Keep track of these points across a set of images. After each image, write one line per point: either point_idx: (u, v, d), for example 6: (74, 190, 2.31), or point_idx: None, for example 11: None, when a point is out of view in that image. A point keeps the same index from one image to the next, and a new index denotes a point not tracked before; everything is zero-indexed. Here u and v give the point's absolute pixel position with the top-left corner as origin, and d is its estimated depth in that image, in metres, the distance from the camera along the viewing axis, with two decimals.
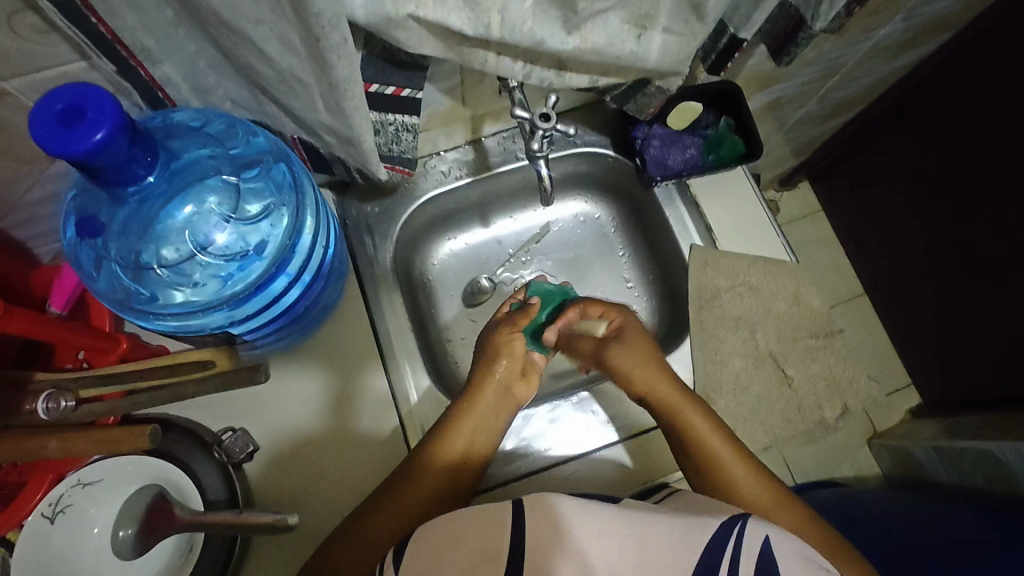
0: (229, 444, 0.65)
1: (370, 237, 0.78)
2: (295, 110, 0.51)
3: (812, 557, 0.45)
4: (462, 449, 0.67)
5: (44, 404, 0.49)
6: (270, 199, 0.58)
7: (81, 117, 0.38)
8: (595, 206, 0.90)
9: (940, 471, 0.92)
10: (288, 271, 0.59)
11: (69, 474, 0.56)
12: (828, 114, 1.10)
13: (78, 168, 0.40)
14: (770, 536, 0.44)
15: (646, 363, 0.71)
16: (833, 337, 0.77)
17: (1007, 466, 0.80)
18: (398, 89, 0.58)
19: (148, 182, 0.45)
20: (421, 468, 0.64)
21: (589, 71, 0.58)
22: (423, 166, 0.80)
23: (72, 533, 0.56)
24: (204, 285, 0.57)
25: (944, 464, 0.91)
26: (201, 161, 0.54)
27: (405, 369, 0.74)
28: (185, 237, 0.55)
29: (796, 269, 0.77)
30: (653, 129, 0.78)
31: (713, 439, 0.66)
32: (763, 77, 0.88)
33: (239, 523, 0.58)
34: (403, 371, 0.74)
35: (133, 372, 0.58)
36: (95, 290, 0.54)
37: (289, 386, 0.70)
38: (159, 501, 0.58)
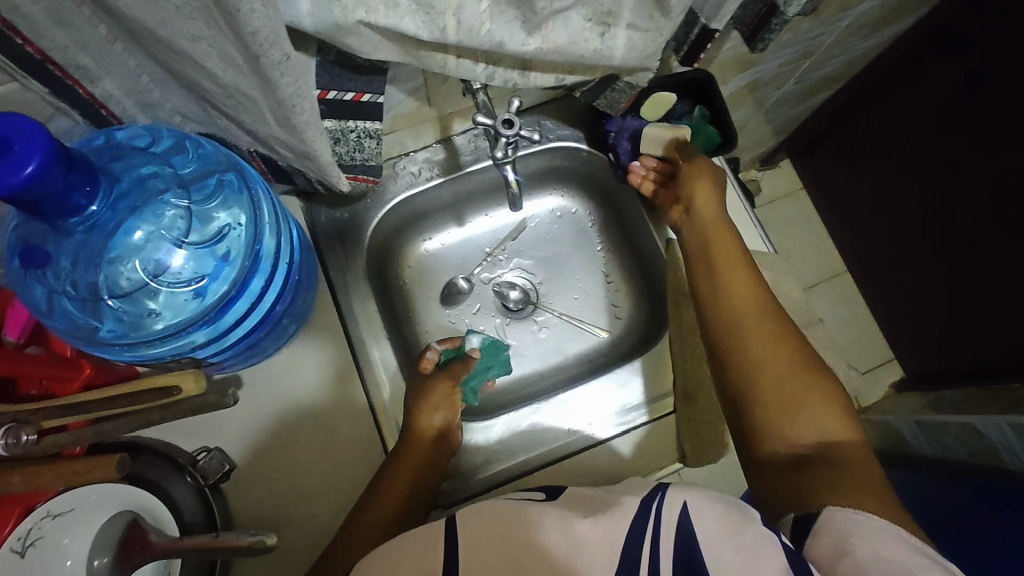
0: (204, 465, 0.65)
1: (341, 243, 0.77)
2: (247, 124, 0.49)
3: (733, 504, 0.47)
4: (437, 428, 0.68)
5: (4, 440, 0.47)
6: (228, 214, 0.55)
7: (9, 151, 0.35)
8: (572, 200, 0.89)
9: (923, 444, 0.93)
10: (264, 267, 0.57)
11: (37, 505, 0.52)
12: (805, 94, 1.09)
13: (13, 204, 0.38)
14: (688, 502, 0.47)
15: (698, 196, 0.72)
16: (813, 327, 0.77)
17: (988, 439, 0.79)
18: (357, 95, 0.55)
19: (92, 212, 0.43)
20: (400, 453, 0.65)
21: (555, 70, 0.56)
22: (392, 168, 0.78)
23: (45, 568, 0.52)
24: (171, 311, 0.54)
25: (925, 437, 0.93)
26: (147, 180, 0.52)
27: (382, 378, 0.74)
28: (137, 266, 0.53)
29: (775, 260, 0.77)
30: (627, 121, 0.76)
31: (750, 300, 0.63)
32: (739, 61, 0.86)
33: (217, 546, 0.57)
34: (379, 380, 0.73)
35: (97, 403, 0.55)
36: (57, 330, 0.51)
37: (264, 402, 0.69)
38: (134, 527, 0.57)
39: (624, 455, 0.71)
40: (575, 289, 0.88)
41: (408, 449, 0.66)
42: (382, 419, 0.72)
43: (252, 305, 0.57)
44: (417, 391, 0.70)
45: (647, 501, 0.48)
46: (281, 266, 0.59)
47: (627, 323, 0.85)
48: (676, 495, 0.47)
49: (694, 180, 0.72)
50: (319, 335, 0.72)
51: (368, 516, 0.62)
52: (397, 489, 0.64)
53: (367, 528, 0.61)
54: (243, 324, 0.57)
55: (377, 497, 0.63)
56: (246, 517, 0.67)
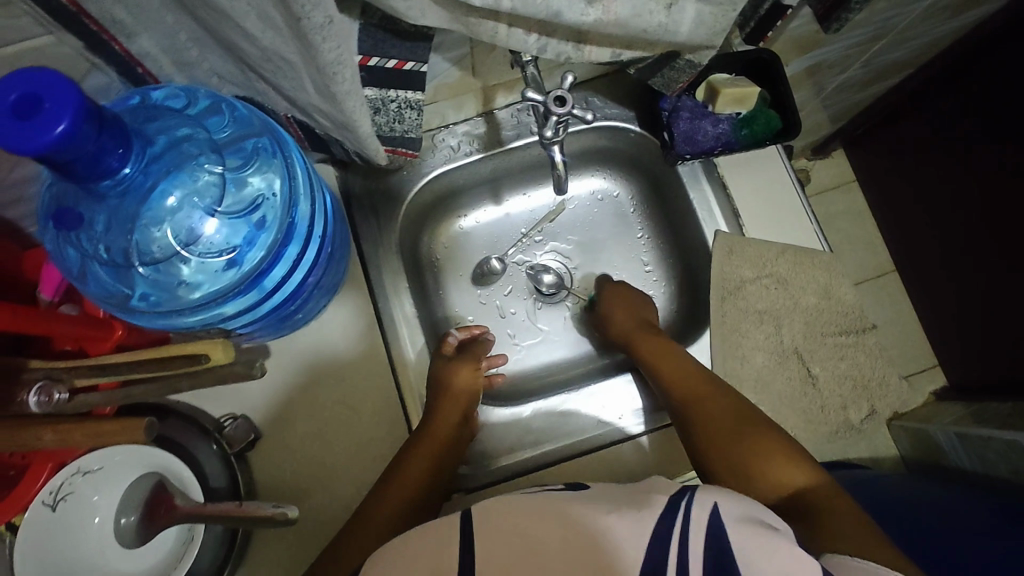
0: (230, 431, 0.65)
1: (374, 215, 0.74)
2: (284, 90, 0.47)
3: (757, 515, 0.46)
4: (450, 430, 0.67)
5: (35, 396, 0.48)
6: (264, 181, 0.53)
7: (37, 109, 0.34)
8: (614, 183, 0.85)
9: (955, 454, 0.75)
10: (298, 235, 0.55)
11: (69, 462, 0.55)
12: (870, 80, 1.01)
13: (45, 163, 0.37)
14: (718, 503, 0.46)
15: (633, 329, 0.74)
16: (864, 334, 0.72)
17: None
18: (400, 63, 0.51)
19: (125, 174, 0.41)
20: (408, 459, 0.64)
21: (612, 44, 0.52)
22: (431, 139, 0.75)
23: (73, 523, 0.56)
24: (204, 280, 0.53)
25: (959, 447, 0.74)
26: (179, 145, 0.49)
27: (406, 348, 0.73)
28: (167, 236, 0.51)
29: (829, 260, 0.72)
30: (682, 100, 0.72)
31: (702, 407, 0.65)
32: (805, 42, 0.79)
33: (237, 513, 0.57)
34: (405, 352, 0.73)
35: (126, 364, 0.55)
36: (87, 294, 0.51)
37: (293, 374, 0.69)
38: (160, 489, 0.58)
39: (649, 451, 0.69)
40: (612, 276, 0.84)
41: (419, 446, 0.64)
42: (406, 392, 0.71)
43: (286, 274, 0.56)
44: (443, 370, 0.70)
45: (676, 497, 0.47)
46: (314, 238, 0.58)
47: (663, 315, 0.82)
48: (708, 496, 0.46)
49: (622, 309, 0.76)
50: (348, 310, 0.70)
51: (391, 498, 0.62)
52: (411, 475, 0.63)
53: (383, 513, 0.61)
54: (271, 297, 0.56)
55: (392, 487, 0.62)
56: (267, 486, 0.66)
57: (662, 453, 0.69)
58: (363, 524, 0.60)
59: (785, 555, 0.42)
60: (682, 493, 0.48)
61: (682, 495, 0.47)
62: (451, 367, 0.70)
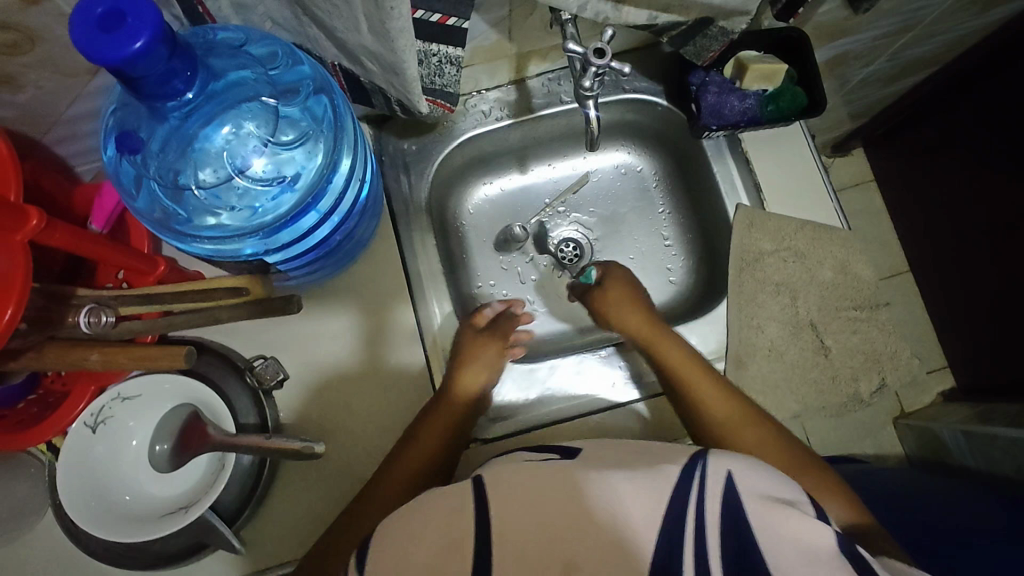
0: (260, 370, 0.66)
1: (406, 175, 0.77)
2: (336, 32, 0.49)
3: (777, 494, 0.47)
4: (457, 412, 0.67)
5: (87, 317, 0.50)
6: (306, 128, 0.56)
7: (121, 23, 0.36)
8: (638, 157, 0.87)
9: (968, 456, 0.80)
10: (321, 206, 0.58)
11: (109, 387, 0.58)
12: (895, 74, 1.02)
13: (118, 78, 0.39)
14: (731, 472, 0.48)
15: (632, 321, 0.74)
16: (877, 310, 0.74)
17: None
18: (443, 18, 0.52)
19: (187, 98, 0.44)
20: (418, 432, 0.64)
21: (649, 6, 0.54)
22: (463, 104, 0.78)
23: (113, 444, 0.59)
24: (241, 214, 0.56)
25: (972, 448, 0.80)
26: (244, 83, 0.52)
27: (431, 300, 0.75)
28: (223, 160, 0.54)
29: (846, 236, 0.74)
30: (711, 75, 0.73)
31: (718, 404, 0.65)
32: (833, 28, 0.81)
33: (266, 446, 0.59)
34: (429, 303, 0.75)
35: (171, 296, 0.58)
36: (135, 209, 0.53)
37: (320, 321, 0.70)
38: (194, 419, 0.61)
39: (653, 417, 0.71)
40: (631, 248, 0.86)
41: (425, 427, 0.65)
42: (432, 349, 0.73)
43: (309, 230, 0.59)
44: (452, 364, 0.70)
45: (689, 470, 0.48)
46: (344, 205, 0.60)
47: (681, 287, 0.84)
48: (722, 465, 0.48)
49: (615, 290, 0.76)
50: (377, 263, 0.73)
51: (392, 477, 0.62)
52: (412, 458, 0.63)
53: (382, 498, 0.60)
54: (299, 241, 0.60)
55: (391, 473, 0.62)
56: (292, 423, 0.68)
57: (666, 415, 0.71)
58: (364, 509, 0.60)
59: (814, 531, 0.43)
60: (696, 461, 0.49)
61: (696, 462, 0.49)
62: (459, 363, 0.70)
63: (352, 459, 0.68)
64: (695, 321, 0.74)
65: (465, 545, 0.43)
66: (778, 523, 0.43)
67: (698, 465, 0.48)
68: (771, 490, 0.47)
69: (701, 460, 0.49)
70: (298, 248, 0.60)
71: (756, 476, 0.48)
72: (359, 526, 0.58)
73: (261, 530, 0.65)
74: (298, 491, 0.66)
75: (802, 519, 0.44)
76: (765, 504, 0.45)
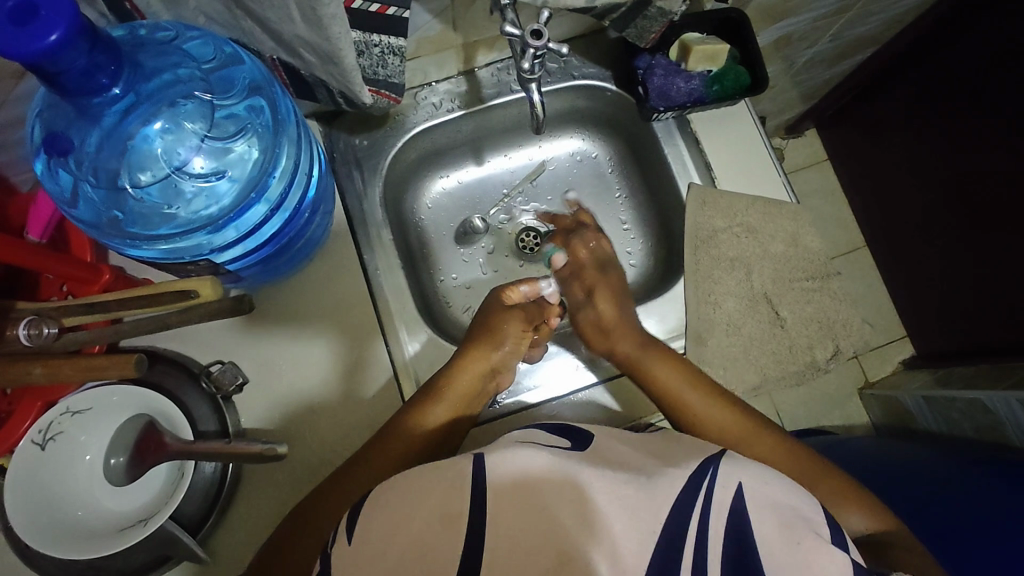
0: (217, 375, 0.64)
1: (359, 172, 0.76)
2: (270, 23, 0.49)
3: (783, 504, 0.48)
4: (444, 418, 0.64)
5: (25, 330, 0.49)
6: (246, 121, 0.55)
7: (34, 16, 0.35)
8: (592, 144, 0.88)
9: (929, 419, 0.88)
10: (267, 198, 0.56)
11: (57, 401, 0.57)
12: (839, 55, 1.05)
13: (36, 73, 0.38)
14: (742, 483, 0.49)
15: (613, 325, 0.70)
16: (829, 279, 0.76)
17: (997, 415, 0.76)
18: (383, 7, 0.51)
19: (114, 93, 0.43)
20: (398, 434, 0.62)
21: None
22: (413, 97, 0.77)
23: (65, 458, 0.57)
24: (184, 212, 0.55)
25: (933, 411, 0.87)
26: (178, 80, 0.52)
27: (401, 333, 0.72)
28: (161, 161, 0.53)
29: (796, 210, 0.76)
30: (656, 59, 0.74)
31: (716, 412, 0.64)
32: (772, 10, 0.83)
33: (226, 451, 0.57)
34: (396, 328, 0.72)
35: (116, 301, 0.56)
36: (75, 217, 0.52)
37: (278, 322, 0.69)
38: (150, 429, 0.59)
39: (615, 403, 0.71)
40: None
41: (403, 433, 0.62)
42: (401, 369, 0.70)
43: (258, 224, 0.57)
44: (450, 367, 0.67)
45: (697, 476, 0.50)
46: (294, 194, 0.59)
47: (641, 269, 0.85)
48: (732, 474, 0.50)
49: (602, 288, 0.73)
50: (333, 260, 0.71)
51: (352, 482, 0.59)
52: (382, 466, 0.60)
53: (351, 486, 0.59)
54: (244, 243, 0.58)
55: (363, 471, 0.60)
56: (256, 427, 0.66)
57: (628, 398, 0.71)
58: (322, 498, 0.58)
59: (806, 545, 0.45)
60: (704, 471, 0.50)
61: (706, 471, 0.50)
62: (460, 365, 0.66)
63: (317, 460, 0.66)
64: (654, 300, 0.74)
65: (446, 522, 0.46)
66: (783, 539, 0.46)
67: (710, 471, 0.50)
68: (788, 503, 0.48)
69: (711, 466, 0.51)
70: (248, 245, 0.58)
71: (769, 488, 0.49)
72: (319, 521, 0.57)
73: (229, 538, 0.63)
74: (262, 495, 0.64)
75: (818, 546, 0.45)
76: (779, 522, 0.47)
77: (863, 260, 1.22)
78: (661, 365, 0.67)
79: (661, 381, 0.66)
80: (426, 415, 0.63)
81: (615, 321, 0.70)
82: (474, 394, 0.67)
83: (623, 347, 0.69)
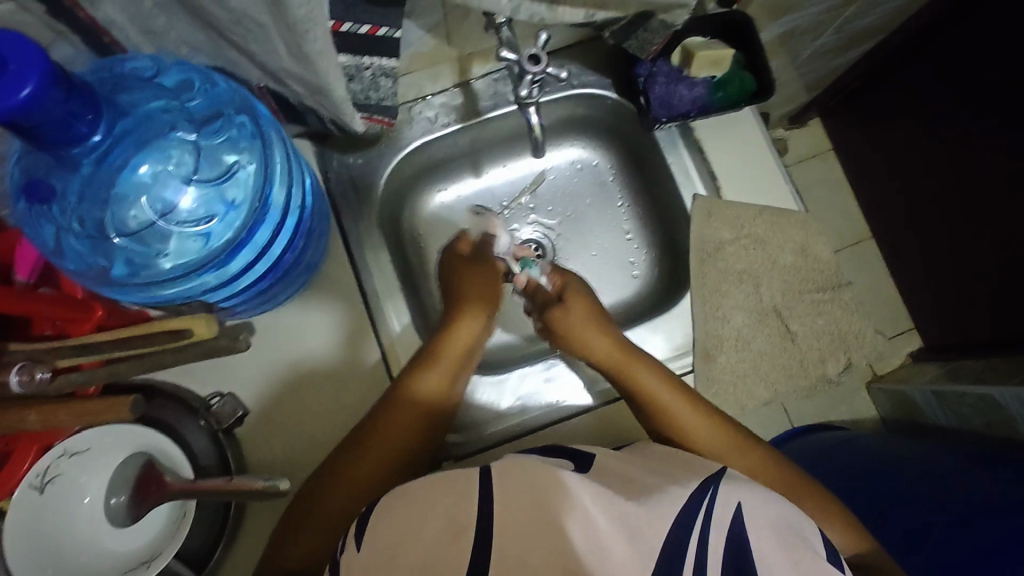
0: (217, 409, 0.63)
1: (354, 191, 0.74)
2: (255, 55, 0.47)
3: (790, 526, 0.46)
4: (432, 392, 0.63)
5: (16, 376, 0.46)
6: (238, 151, 0.54)
7: (4, 71, 0.33)
8: (593, 152, 0.85)
9: (940, 415, 0.85)
10: (271, 221, 0.55)
11: (54, 444, 0.55)
12: (844, 47, 1.01)
13: (14, 129, 0.36)
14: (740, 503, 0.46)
15: (585, 328, 0.68)
16: (840, 290, 0.74)
17: (1008, 411, 0.74)
18: (373, 28, 0.49)
19: (94, 141, 0.41)
20: (395, 407, 0.61)
21: (585, 5, 0.52)
22: (408, 112, 0.74)
23: (64, 503, 0.56)
24: (182, 252, 0.53)
25: (942, 406, 0.85)
26: (154, 115, 0.50)
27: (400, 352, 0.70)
28: (146, 204, 0.52)
29: (805, 219, 0.73)
30: (658, 65, 0.72)
31: (701, 434, 0.61)
32: (777, 6, 0.80)
33: (228, 489, 0.56)
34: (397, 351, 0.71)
35: (109, 343, 0.54)
36: (69, 269, 0.50)
37: (273, 353, 0.67)
38: (151, 468, 0.58)
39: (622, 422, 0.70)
40: (594, 245, 0.85)
41: (398, 407, 0.61)
42: None
43: (264, 251, 0.55)
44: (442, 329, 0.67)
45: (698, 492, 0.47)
46: (295, 213, 0.57)
47: (646, 281, 0.83)
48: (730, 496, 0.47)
49: (572, 293, 0.70)
50: (331, 283, 0.70)
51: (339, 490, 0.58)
52: (378, 451, 0.60)
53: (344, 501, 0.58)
54: (251, 272, 0.56)
55: (362, 454, 0.60)
56: (259, 460, 0.65)
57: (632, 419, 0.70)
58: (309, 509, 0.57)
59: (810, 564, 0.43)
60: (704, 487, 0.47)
61: (705, 492, 0.47)
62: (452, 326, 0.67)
63: None
64: (661, 317, 0.73)
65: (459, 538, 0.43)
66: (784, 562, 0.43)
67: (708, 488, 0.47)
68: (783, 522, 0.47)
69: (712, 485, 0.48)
70: (258, 272, 0.56)
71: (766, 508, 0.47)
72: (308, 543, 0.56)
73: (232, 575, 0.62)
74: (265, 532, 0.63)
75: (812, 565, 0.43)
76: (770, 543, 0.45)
77: (869, 256, 1.20)
78: (644, 369, 0.64)
79: (643, 386, 0.64)
80: (419, 392, 0.62)
81: (589, 329, 0.67)
82: (461, 365, 0.66)
83: (601, 349, 0.67)
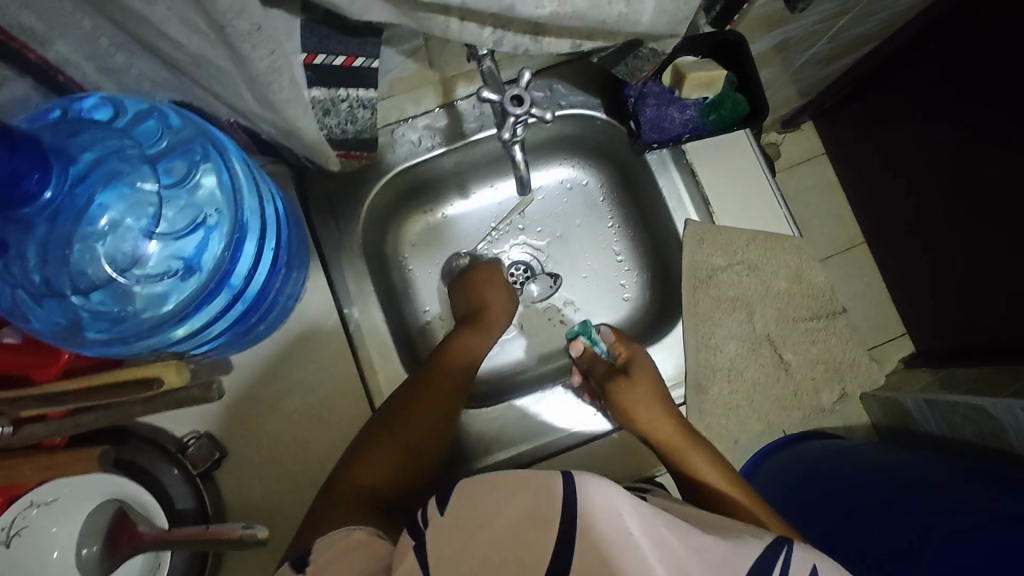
0: (193, 451, 0.62)
1: (334, 218, 0.71)
2: (223, 95, 0.44)
3: None
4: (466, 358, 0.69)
5: None
6: (204, 187, 0.52)
7: None
8: (583, 171, 0.83)
9: (931, 420, 0.81)
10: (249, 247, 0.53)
11: (22, 494, 0.51)
12: (838, 55, 0.98)
13: None
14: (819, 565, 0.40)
15: (649, 410, 0.64)
16: (835, 317, 0.73)
17: (998, 421, 0.71)
18: (348, 58, 0.46)
19: (46, 197, 0.40)
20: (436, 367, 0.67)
21: (571, 36, 0.49)
22: (390, 134, 0.72)
23: (31, 557, 0.51)
24: (154, 300, 0.52)
25: (934, 411, 0.81)
26: (109, 158, 0.48)
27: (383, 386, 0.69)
28: (108, 257, 0.49)
29: (800, 245, 0.71)
30: (648, 86, 0.70)
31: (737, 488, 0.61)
32: (771, 19, 0.77)
33: (205, 537, 0.54)
34: (380, 385, 0.69)
35: (72, 394, 0.51)
36: (35, 330, 0.48)
37: (252, 392, 0.65)
38: (124, 517, 0.55)
39: (616, 455, 0.68)
40: (584, 268, 0.83)
41: (441, 363, 0.67)
42: None
43: (244, 285, 0.54)
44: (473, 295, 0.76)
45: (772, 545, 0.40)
46: (271, 238, 0.56)
47: (637, 304, 0.81)
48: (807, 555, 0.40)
49: (640, 375, 0.67)
50: (311, 316, 0.67)
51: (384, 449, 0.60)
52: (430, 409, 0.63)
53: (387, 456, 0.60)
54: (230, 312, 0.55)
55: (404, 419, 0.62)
56: (238, 504, 0.63)
57: (625, 453, 0.68)
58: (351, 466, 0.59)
59: None
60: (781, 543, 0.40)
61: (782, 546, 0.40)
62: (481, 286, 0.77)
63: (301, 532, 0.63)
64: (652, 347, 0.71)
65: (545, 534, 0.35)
66: None
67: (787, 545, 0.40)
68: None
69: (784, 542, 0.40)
70: (238, 310, 0.55)
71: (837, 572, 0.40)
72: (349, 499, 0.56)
73: None
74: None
75: None
76: None
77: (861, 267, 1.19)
78: (698, 456, 0.62)
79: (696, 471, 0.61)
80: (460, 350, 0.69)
81: (649, 410, 0.64)
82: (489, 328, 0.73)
83: (661, 430, 0.64)
